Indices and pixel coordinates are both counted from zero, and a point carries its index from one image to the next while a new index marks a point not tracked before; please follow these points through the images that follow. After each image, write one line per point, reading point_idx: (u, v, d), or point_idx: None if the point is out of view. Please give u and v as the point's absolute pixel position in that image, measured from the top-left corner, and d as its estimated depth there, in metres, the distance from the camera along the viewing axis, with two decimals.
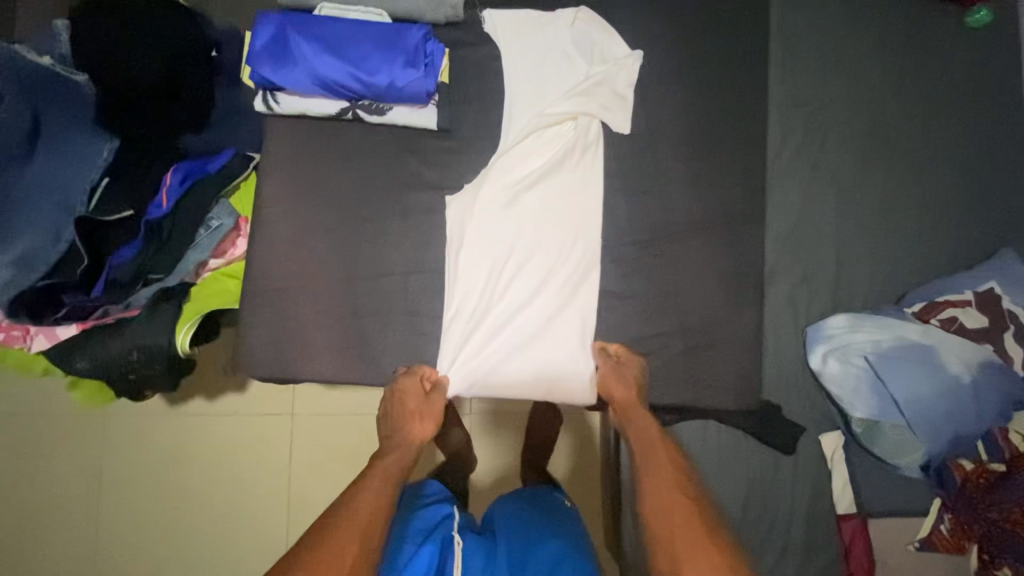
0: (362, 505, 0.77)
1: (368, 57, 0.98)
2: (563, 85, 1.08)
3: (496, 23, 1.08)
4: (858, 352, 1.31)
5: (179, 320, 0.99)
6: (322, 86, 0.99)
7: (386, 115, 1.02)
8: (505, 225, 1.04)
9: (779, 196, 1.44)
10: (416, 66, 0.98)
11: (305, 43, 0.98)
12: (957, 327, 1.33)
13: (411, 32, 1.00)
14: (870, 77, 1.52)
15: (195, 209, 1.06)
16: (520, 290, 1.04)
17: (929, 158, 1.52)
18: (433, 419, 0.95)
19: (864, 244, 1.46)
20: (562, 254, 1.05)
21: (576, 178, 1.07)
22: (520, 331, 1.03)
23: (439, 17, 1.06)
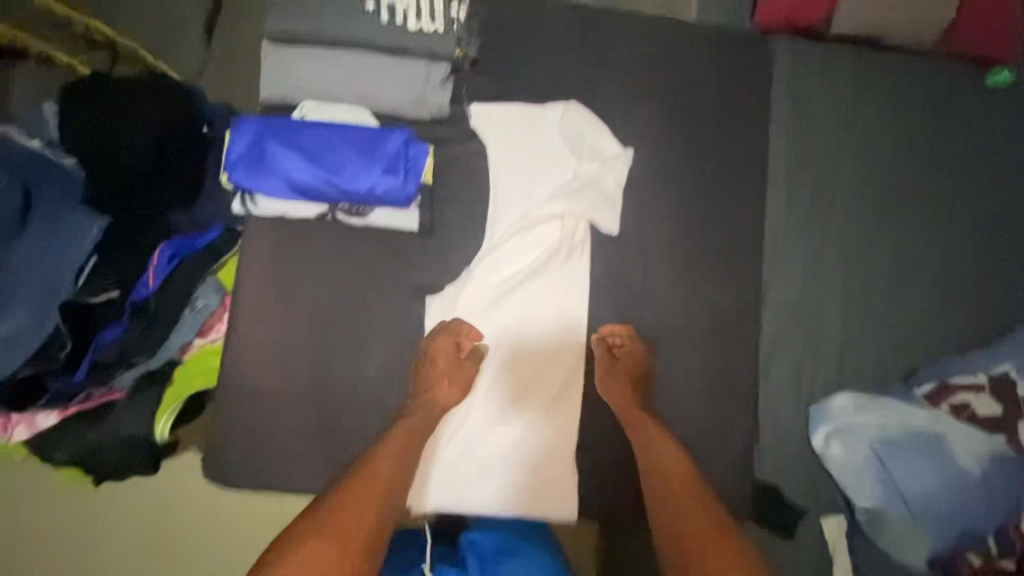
0: (382, 461, 0.97)
1: (344, 165, 0.93)
2: (548, 185, 1.15)
3: (484, 118, 1.13)
4: (862, 438, 1.25)
5: (160, 411, 1.01)
6: (298, 192, 0.95)
7: (368, 217, 1.00)
8: (491, 328, 1.12)
9: (780, 268, 1.38)
10: (396, 172, 0.94)
11: (279, 152, 0.93)
12: (970, 415, 1.26)
13: (392, 137, 0.95)
14: (880, 142, 1.44)
15: (181, 288, 1.07)
16: (503, 380, 1.12)
17: (942, 229, 1.44)
18: (460, 381, 1.08)
19: (870, 319, 1.39)
20: (549, 350, 1.13)
21: (563, 271, 1.14)
22: (503, 417, 1.12)
23: (425, 114, 1.03)
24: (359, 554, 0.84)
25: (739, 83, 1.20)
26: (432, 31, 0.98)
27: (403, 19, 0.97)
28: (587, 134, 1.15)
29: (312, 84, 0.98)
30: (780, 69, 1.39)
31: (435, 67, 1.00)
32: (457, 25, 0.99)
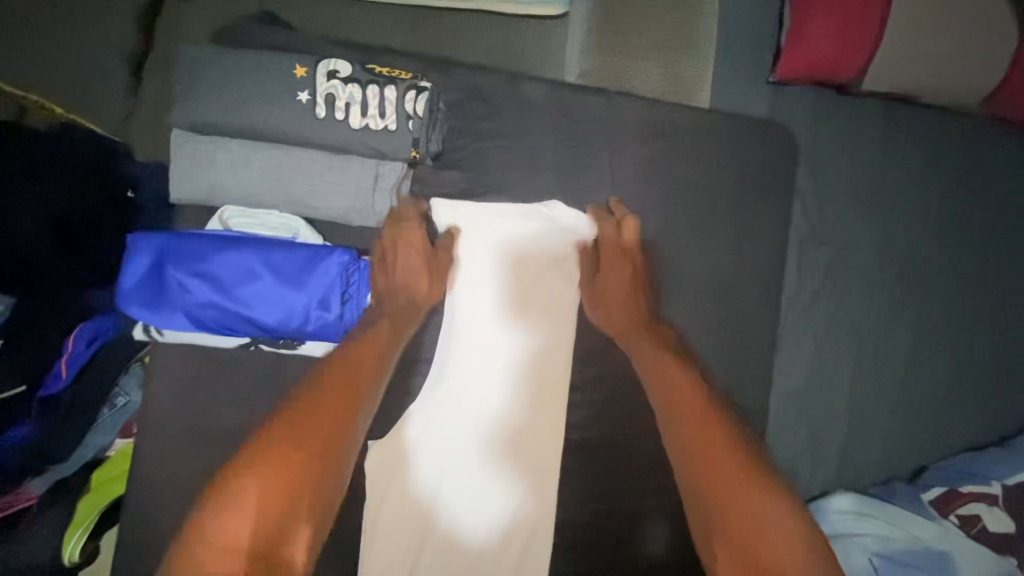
0: (359, 356, 0.78)
1: (266, 297, 0.80)
2: (522, 299, 0.92)
3: (444, 214, 0.89)
4: (861, 549, 1.14)
5: (75, 523, 0.89)
6: (208, 326, 0.81)
7: (297, 349, 0.86)
8: (436, 409, 0.89)
9: (785, 351, 1.26)
10: (330, 306, 0.82)
11: (188, 281, 0.79)
12: (979, 530, 1.16)
13: (328, 258, 0.82)
14: (907, 210, 1.29)
15: (97, 382, 0.93)
16: (461, 495, 0.89)
17: (969, 310, 1.30)
18: (430, 276, 0.86)
19: (880, 409, 1.27)
20: (502, 423, 0.91)
21: (527, 346, 0.92)
22: (462, 536, 0.89)
23: (371, 222, 0.89)
24: (316, 477, 0.68)
25: (761, 163, 1.01)
26: (380, 129, 0.84)
27: (346, 114, 0.83)
28: (564, 246, 0.93)
29: (231, 185, 0.84)
30: (799, 132, 1.25)
31: (386, 167, 0.87)
32: (412, 122, 0.85)
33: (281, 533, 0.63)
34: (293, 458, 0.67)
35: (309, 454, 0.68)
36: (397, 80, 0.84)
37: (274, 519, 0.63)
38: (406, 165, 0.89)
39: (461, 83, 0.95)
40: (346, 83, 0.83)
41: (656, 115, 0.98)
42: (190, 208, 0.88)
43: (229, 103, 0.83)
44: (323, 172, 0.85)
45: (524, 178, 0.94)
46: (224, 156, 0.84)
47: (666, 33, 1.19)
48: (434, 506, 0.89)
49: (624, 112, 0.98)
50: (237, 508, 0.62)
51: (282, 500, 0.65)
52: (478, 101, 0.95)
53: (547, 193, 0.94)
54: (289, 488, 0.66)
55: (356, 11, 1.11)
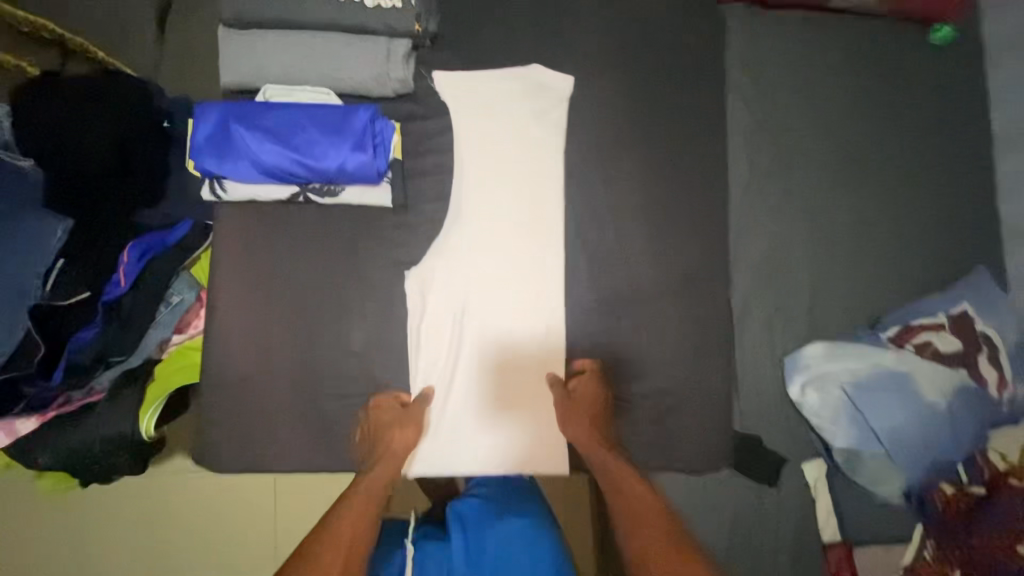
0: (340, 527, 0.82)
1: (314, 144, 0.84)
2: (523, 150, 0.96)
3: (444, 87, 0.97)
4: (835, 383, 1.31)
5: (145, 403, 1.02)
6: (270, 175, 0.85)
7: (340, 196, 0.89)
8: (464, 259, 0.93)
9: (749, 227, 1.44)
10: (365, 148, 0.84)
11: (248, 133, 0.83)
12: (931, 353, 1.32)
13: (356, 111, 0.85)
14: (836, 99, 1.48)
15: (153, 286, 1.06)
16: (479, 362, 0.93)
17: (903, 178, 1.49)
18: (412, 427, 0.90)
19: (837, 270, 1.45)
20: (523, 267, 0.94)
21: (529, 205, 0.95)
22: (480, 404, 0.94)
23: (388, 92, 0.96)
24: None
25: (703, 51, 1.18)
26: (391, 7, 0.92)
27: None
28: (554, 105, 0.98)
29: (274, 67, 0.94)
30: (733, 41, 1.46)
31: (396, 43, 0.94)
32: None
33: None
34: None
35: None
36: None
37: None
38: (412, 45, 0.96)
39: None
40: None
41: None
42: (235, 94, 0.96)
43: None
44: (344, 50, 0.93)
45: None
46: (262, 43, 0.93)
47: None
48: (464, 350, 0.93)
49: None
50: None
51: None
52: None
53: None
54: None
55: None
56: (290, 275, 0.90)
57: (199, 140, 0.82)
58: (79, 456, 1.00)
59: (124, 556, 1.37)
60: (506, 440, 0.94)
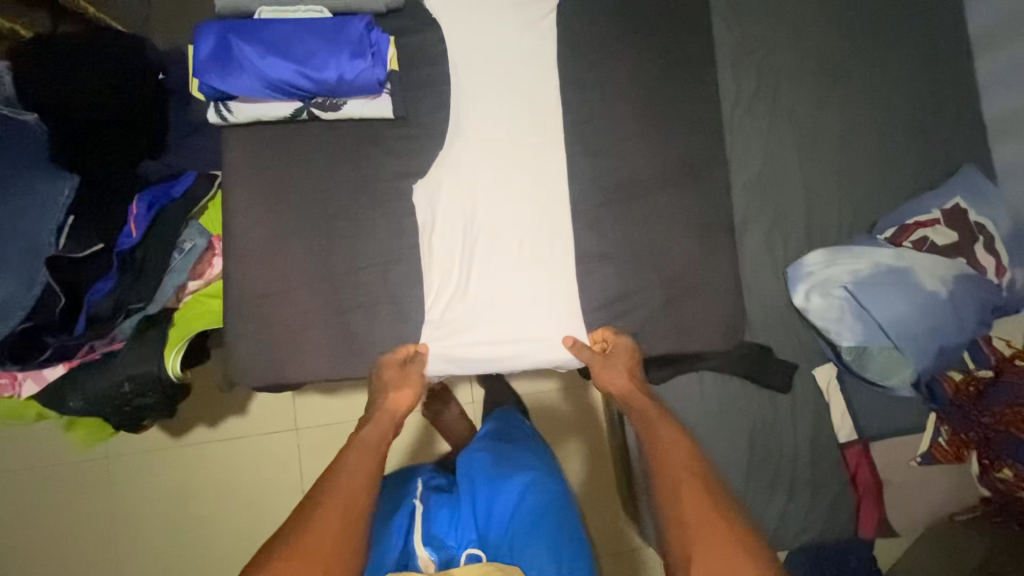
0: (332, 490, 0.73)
1: (312, 54, 0.86)
2: (512, 61, 0.99)
3: (433, 6, 0.97)
4: (836, 283, 1.35)
5: (167, 346, 1.02)
6: (271, 90, 0.87)
7: (341, 109, 0.91)
8: (467, 170, 0.96)
9: (740, 144, 1.47)
10: (364, 56, 0.86)
11: (246, 47, 0.85)
12: (929, 247, 1.37)
13: (352, 23, 0.88)
14: (814, 11, 1.51)
15: (163, 235, 1.06)
16: (490, 264, 0.96)
17: (886, 84, 1.51)
18: (410, 386, 0.91)
19: (830, 179, 1.48)
20: (524, 171, 0.97)
21: (522, 113, 0.98)
22: (494, 307, 0.96)
23: (381, 7, 0.94)
24: None
25: None
26: None
27: None
28: (543, 14, 1.00)
29: None
30: None
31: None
32: None
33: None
34: (308, 565, 0.64)
35: (325, 554, 0.66)
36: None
37: None
38: None
39: None
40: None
41: None
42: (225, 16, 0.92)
43: None
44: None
45: None
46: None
47: None
48: (474, 253, 0.96)
49: None
50: None
51: None
52: None
53: None
54: None
55: None
56: (300, 195, 0.93)
57: (201, 57, 0.84)
58: (109, 399, 1.02)
59: (158, 524, 1.39)
60: (522, 340, 0.97)
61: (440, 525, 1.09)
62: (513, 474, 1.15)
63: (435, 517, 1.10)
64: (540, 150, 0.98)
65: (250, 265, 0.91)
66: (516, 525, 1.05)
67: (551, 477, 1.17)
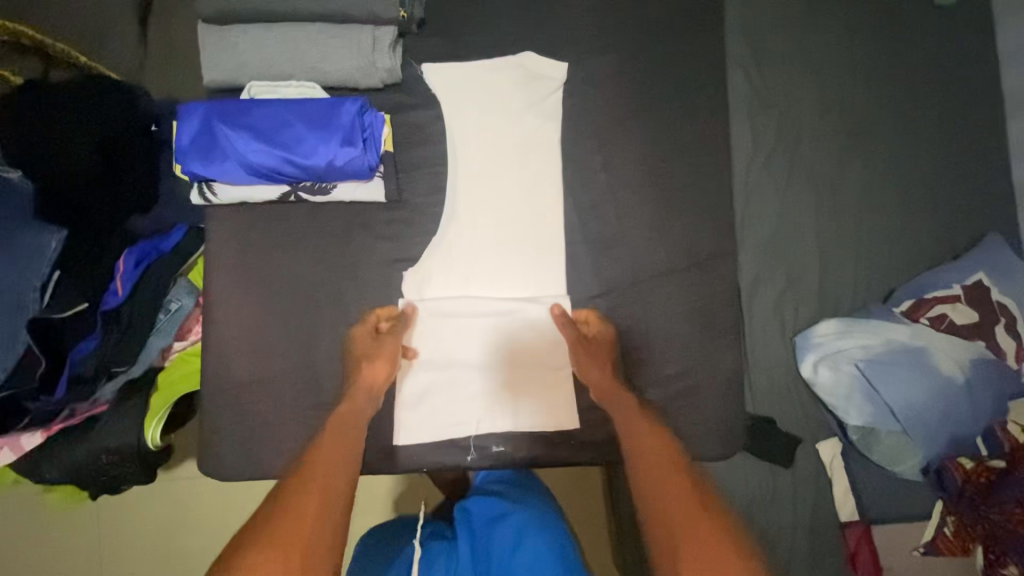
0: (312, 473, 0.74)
1: (302, 139, 0.87)
2: (508, 142, 0.99)
3: (434, 88, 0.98)
4: (847, 359, 1.29)
5: (148, 416, 1.01)
6: (257, 174, 0.88)
7: (331, 194, 0.92)
8: (463, 249, 0.97)
9: (755, 203, 1.40)
10: (354, 142, 0.87)
11: (232, 132, 0.86)
12: (947, 325, 1.30)
13: (345, 106, 0.88)
14: (841, 65, 1.43)
15: (151, 294, 1.04)
16: (480, 337, 0.97)
17: (912, 145, 1.44)
18: (383, 360, 0.91)
19: (847, 243, 1.41)
20: (517, 245, 0.98)
21: (528, 188, 0.98)
22: (490, 381, 0.98)
23: (376, 82, 0.95)
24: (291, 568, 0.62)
25: None
26: None
27: None
28: (547, 94, 1.00)
29: (255, 63, 0.92)
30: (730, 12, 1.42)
31: (381, 31, 0.93)
32: None
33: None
34: (282, 551, 0.64)
35: (301, 538, 0.65)
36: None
37: None
38: (397, 30, 0.95)
39: None
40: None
41: None
42: (221, 92, 0.95)
43: None
44: (328, 41, 0.92)
45: None
46: (245, 40, 0.92)
47: None
48: (464, 326, 0.97)
49: None
50: None
51: None
52: None
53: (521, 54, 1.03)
54: None
55: None
56: (292, 273, 0.94)
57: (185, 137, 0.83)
58: (87, 466, 1.01)
59: (145, 564, 1.38)
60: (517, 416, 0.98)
61: (438, 562, 1.02)
62: (512, 513, 1.09)
63: (432, 560, 1.01)
64: (534, 227, 0.98)
65: (241, 343, 0.94)
66: (519, 566, 1.00)
67: (548, 516, 1.11)
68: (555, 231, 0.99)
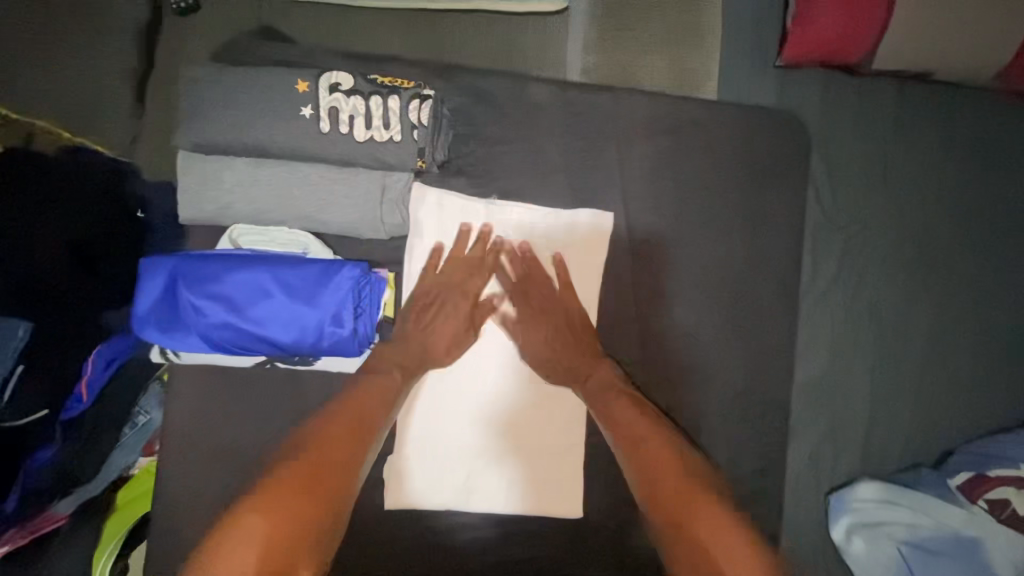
0: (365, 396, 0.82)
1: (277, 316, 0.80)
2: (515, 265, 0.91)
3: (430, 202, 0.89)
4: (887, 536, 1.13)
5: (99, 549, 0.93)
6: (221, 345, 0.82)
7: (313, 364, 0.86)
8: (459, 365, 0.91)
9: (805, 336, 1.23)
10: (341, 323, 0.81)
11: (197, 304, 0.80)
12: (1010, 515, 1.11)
13: (335, 278, 0.81)
14: (926, 187, 1.25)
15: (121, 403, 0.97)
16: (476, 441, 0.91)
17: (994, 288, 1.26)
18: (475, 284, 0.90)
19: (904, 394, 1.24)
20: (520, 336, 0.91)
21: (544, 272, 0.92)
22: (488, 478, 0.91)
23: (381, 235, 0.90)
24: (324, 508, 0.71)
25: (770, 159, 0.99)
26: (385, 140, 0.84)
27: (350, 127, 0.83)
28: (570, 230, 0.92)
29: (241, 205, 0.86)
30: (808, 110, 1.21)
31: (394, 179, 0.88)
32: (417, 131, 0.84)
33: (291, 532, 0.66)
34: (309, 482, 0.71)
35: (332, 478, 0.73)
36: (400, 90, 0.84)
37: (282, 541, 0.66)
38: (412, 175, 0.89)
39: (466, 89, 0.94)
40: (349, 96, 0.83)
41: (661, 112, 0.96)
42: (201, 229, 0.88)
43: (233, 122, 0.82)
44: (332, 186, 0.86)
45: (529, 177, 0.93)
46: (232, 173, 0.85)
47: (670, 25, 1.17)
48: (463, 412, 0.91)
49: (626, 108, 0.96)
50: (274, 510, 0.67)
51: (281, 535, 0.66)
52: (482, 109, 0.94)
53: (551, 189, 0.94)
54: (294, 524, 0.67)
55: (349, 15, 1.07)
56: (278, 410, 0.90)
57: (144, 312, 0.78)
58: None
59: None
60: (541, 342, 0.91)
61: None
62: None
63: None
64: (540, 320, 0.91)
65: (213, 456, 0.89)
66: None
67: None
68: (567, 323, 0.91)
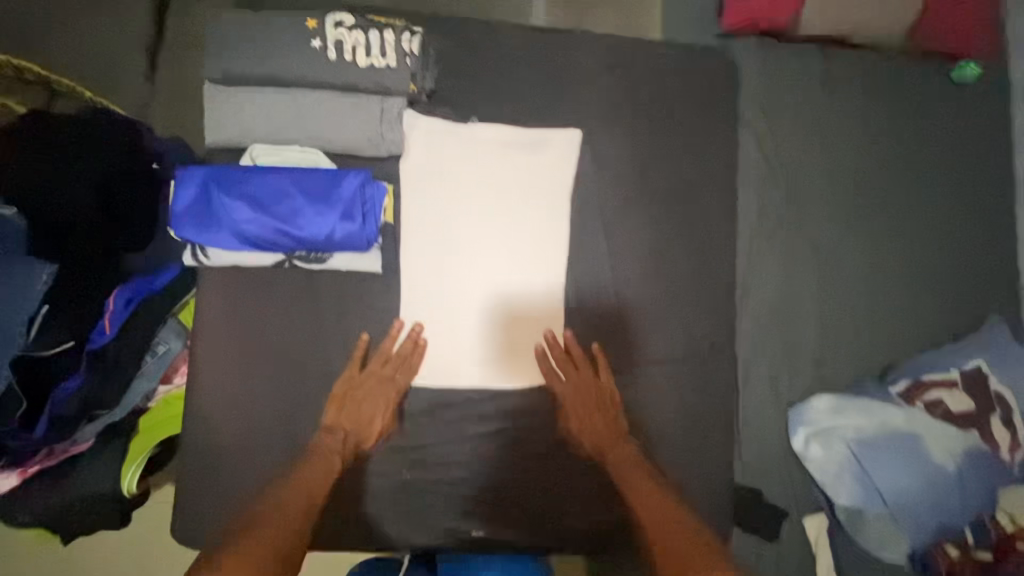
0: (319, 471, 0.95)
1: (297, 212, 0.95)
2: (497, 176, 1.05)
3: (421, 128, 1.03)
4: (839, 438, 1.26)
5: (126, 462, 1.03)
6: (248, 239, 0.97)
7: (327, 262, 1.00)
8: (451, 262, 1.04)
9: (758, 265, 1.38)
10: (353, 218, 0.96)
11: (227, 201, 0.95)
12: (943, 411, 1.28)
13: (344, 181, 0.97)
14: (854, 133, 1.42)
15: (140, 336, 1.03)
16: (467, 328, 1.04)
17: (920, 219, 1.43)
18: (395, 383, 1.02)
19: (848, 314, 1.40)
20: (503, 235, 1.04)
21: (523, 177, 1.06)
22: (479, 359, 1.05)
23: (382, 151, 1.02)
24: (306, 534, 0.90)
25: (713, 99, 1.15)
26: (382, 66, 0.99)
27: (353, 56, 0.99)
28: (545, 146, 1.06)
29: (260, 130, 0.99)
30: (747, 67, 1.38)
31: (389, 103, 1.01)
32: (409, 59, 1.00)
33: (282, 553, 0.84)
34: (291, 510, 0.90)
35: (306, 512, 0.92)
36: (393, 25, 1.00)
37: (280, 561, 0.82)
38: (405, 100, 1.03)
39: (446, 41, 1.08)
40: (351, 30, 0.99)
41: (616, 60, 1.12)
42: (223, 152, 1.01)
43: (259, 55, 0.98)
44: (336, 112, 1.00)
45: (506, 114, 1.07)
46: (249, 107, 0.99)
47: None
48: (457, 306, 1.04)
49: (586, 56, 1.12)
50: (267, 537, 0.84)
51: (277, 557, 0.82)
52: (461, 57, 1.08)
53: (526, 123, 1.08)
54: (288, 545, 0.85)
55: None
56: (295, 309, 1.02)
57: (183, 209, 0.93)
58: (59, 511, 1.01)
59: None
60: (527, 233, 1.05)
61: None
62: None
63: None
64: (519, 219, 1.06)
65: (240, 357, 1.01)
66: None
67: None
68: (543, 219, 1.06)
